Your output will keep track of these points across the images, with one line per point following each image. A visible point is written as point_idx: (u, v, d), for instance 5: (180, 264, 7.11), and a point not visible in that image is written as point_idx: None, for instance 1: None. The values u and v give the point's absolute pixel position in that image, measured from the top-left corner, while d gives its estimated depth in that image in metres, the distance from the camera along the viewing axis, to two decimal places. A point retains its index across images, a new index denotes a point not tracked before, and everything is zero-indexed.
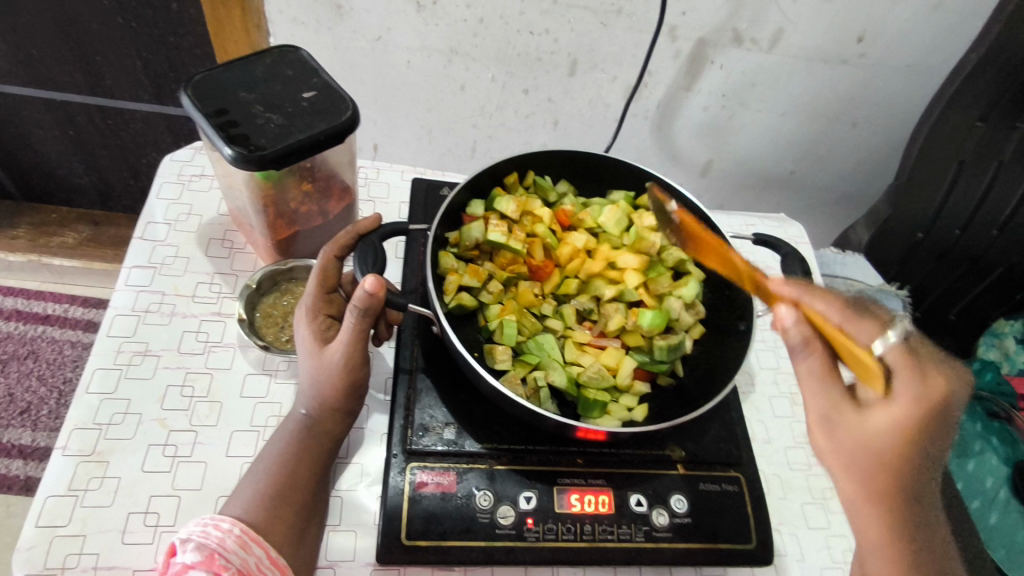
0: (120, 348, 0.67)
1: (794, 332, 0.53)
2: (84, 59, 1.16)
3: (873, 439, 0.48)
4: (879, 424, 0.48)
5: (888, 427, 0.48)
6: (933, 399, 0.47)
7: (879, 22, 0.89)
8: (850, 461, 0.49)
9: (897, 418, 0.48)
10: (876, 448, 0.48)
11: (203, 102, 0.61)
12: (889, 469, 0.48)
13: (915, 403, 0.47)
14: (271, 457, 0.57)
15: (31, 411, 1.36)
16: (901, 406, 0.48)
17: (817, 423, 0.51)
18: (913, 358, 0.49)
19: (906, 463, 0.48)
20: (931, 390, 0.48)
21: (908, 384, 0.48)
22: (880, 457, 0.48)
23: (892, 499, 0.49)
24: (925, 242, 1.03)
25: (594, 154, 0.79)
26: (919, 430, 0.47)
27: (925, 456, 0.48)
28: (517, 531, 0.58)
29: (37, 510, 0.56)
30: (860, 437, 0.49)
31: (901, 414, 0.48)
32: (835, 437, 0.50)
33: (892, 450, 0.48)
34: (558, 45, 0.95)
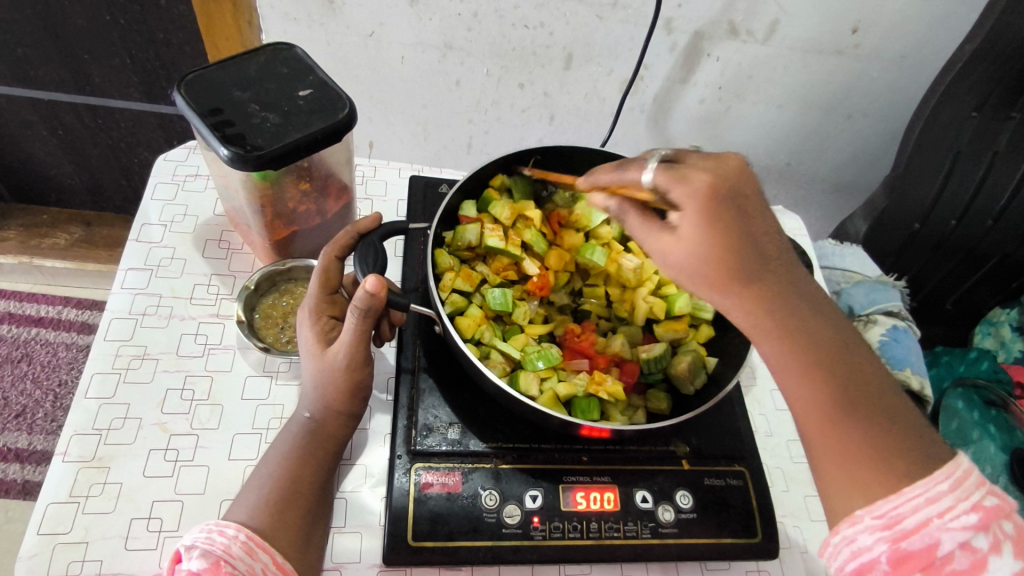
0: (118, 351, 0.66)
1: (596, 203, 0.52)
2: (71, 58, 1.15)
3: (689, 260, 0.46)
4: (678, 250, 0.46)
5: (693, 239, 0.45)
6: (705, 188, 0.44)
7: (874, 13, 0.89)
8: (698, 288, 0.47)
9: (694, 241, 0.45)
10: (702, 269, 0.46)
11: (197, 102, 0.60)
12: (721, 283, 0.46)
13: (700, 202, 0.44)
14: (275, 460, 0.57)
15: (27, 415, 1.34)
16: (689, 225, 0.45)
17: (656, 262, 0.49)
18: (672, 170, 0.45)
19: (726, 264, 0.45)
20: (698, 183, 0.44)
21: (691, 170, 0.45)
22: (709, 267, 0.45)
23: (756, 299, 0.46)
24: (922, 233, 1.03)
25: (587, 148, 0.77)
26: (716, 222, 0.44)
27: (734, 245, 0.45)
28: (524, 530, 0.58)
29: (38, 517, 0.56)
30: (677, 259, 0.47)
31: (692, 224, 0.45)
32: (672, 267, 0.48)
33: (706, 259, 0.45)
34: (554, 39, 0.94)
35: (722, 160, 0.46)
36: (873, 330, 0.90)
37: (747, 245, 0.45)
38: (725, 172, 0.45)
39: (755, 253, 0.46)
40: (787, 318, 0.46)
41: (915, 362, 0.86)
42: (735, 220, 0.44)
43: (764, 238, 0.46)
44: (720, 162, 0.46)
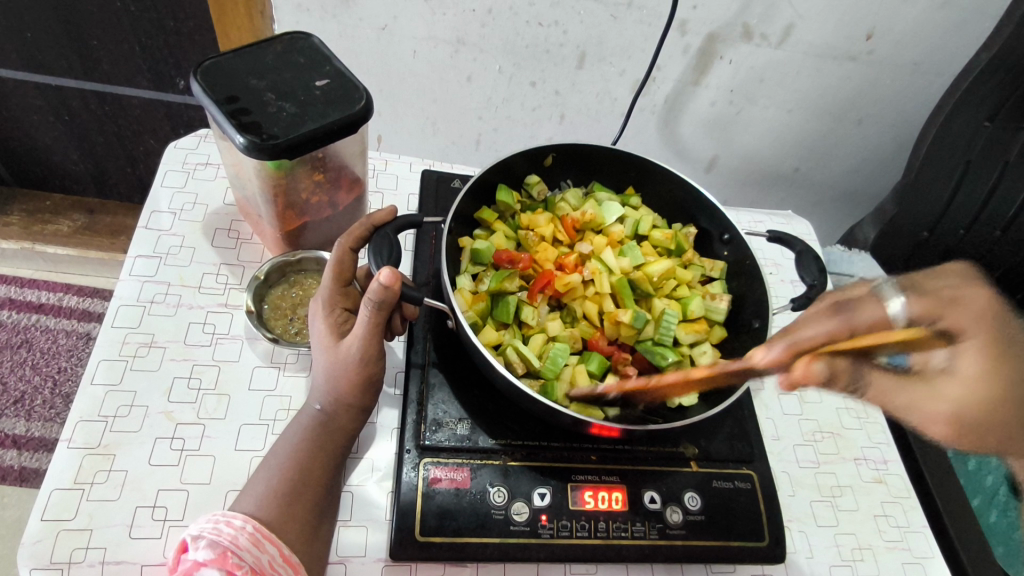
0: (126, 338, 0.66)
1: (827, 370, 0.41)
2: (80, 43, 1.14)
3: (977, 408, 0.39)
4: (956, 405, 0.39)
5: (979, 379, 0.39)
6: (982, 311, 0.40)
7: (889, 20, 0.89)
8: (979, 438, 0.40)
9: (981, 389, 0.39)
10: (981, 402, 0.39)
11: (214, 89, 0.59)
12: (1005, 426, 0.40)
13: (986, 328, 0.39)
14: (284, 452, 0.56)
15: (25, 401, 1.34)
16: (973, 364, 0.39)
17: (946, 431, 0.40)
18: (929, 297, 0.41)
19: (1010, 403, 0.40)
20: (974, 310, 0.40)
21: (959, 319, 0.40)
22: (997, 403, 0.39)
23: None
24: (931, 241, 1.03)
25: (602, 147, 0.78)
26: (1008, 361, 0.38)
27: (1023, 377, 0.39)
28: (532, 528, 0.58)
29: (42, 503, 0.55)
30: (958, 415, 0.40)
31: (984, 358, 0.39)
32: (962, 424, 0.40)
33: (997, 402, 0.39)
34: (568, 37, 0.94)
35: (966, 295, 0.41)
36: None
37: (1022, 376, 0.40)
38: (988, 299, 0.41)
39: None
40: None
41: None
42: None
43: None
44: (975, 279, 0.43)
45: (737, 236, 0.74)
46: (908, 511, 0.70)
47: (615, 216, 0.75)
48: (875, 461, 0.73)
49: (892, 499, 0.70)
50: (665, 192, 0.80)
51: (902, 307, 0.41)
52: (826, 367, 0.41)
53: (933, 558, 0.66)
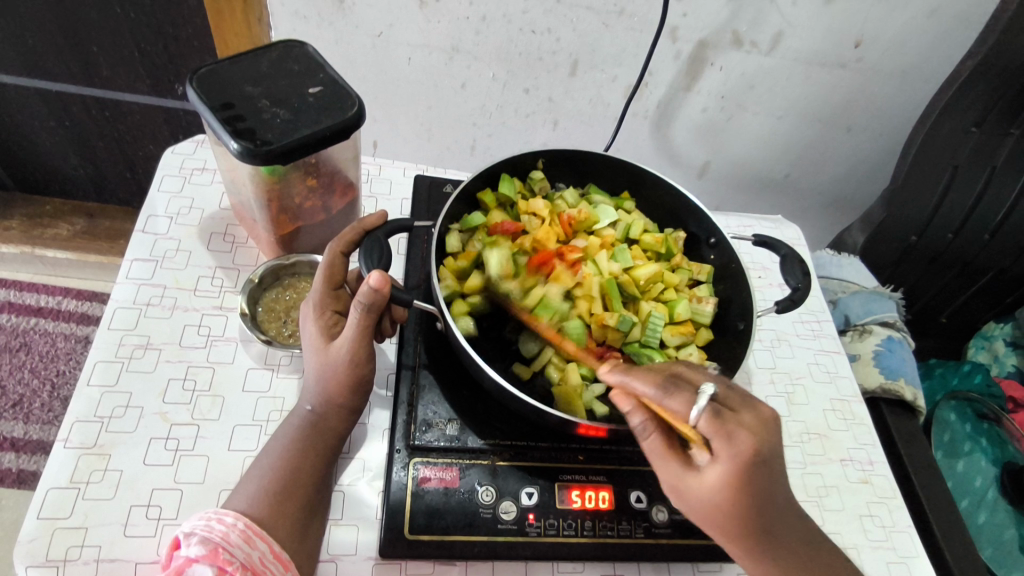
0: (122, 341, 0.67)
1: (635, 417, 0.50)
2: (81, 49, 1.16)
3: (709, 504, 0.49)
4: (697, 488, 0.49)
5: (713, 485, 0.48)
6: (747, 454, 0.46)
7: (876, 27, 0.90)
8: (713, 517, 0.50)
9: (715, 490, 0.48)
10: (713, 502, 0.49)
11: (209, 96, 0.61)
12: (726, 519, 0.49)
13: (737, 463, 0.46)
14: (276, 452, 0.57)
15: (23, 404, 1.35)
16: (715, 474, 0.48)
17: (673, 490, 0.52)
18: (723, 418, 0.46)
19: (738, 507, 0.48)
20: (743, 449, 0.46)
21: (722, 449, 0.46)
22: (727, 510, 0.48)
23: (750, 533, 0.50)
24: (920, 245, 1.04)
25: (593, 152, 0.79)
26: (740, 488, 0.47)
27: (755, 494, 0.48)
28: (519, 527, 0.59)
29: (38, 502, 0.56)
30: (683, 486, 0.50)
31: (726, 477, 0.47)
32: (687, 499, 0.51)
33: (723, 503, 0.48)
34: (560, 44, 0.96)
35: (744, 434, 0.46)
36: (869, 340, 0.91)
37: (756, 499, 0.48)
38: (762, 440, 0.47)
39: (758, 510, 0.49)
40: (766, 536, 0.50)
41: (909, 372, 0.86)
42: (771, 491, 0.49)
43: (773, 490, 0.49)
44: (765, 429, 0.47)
45: (723, 240, 0.75)
46: (892, 511, 0.71)
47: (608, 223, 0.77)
48: (861, 462, 0.74)
49: (877, 499, 0.71)
50: (653, 197, 0.81)
51: (700, 417, 0.46)
52: (637, 416, 0.50)
53: (917, 558, 0.67)
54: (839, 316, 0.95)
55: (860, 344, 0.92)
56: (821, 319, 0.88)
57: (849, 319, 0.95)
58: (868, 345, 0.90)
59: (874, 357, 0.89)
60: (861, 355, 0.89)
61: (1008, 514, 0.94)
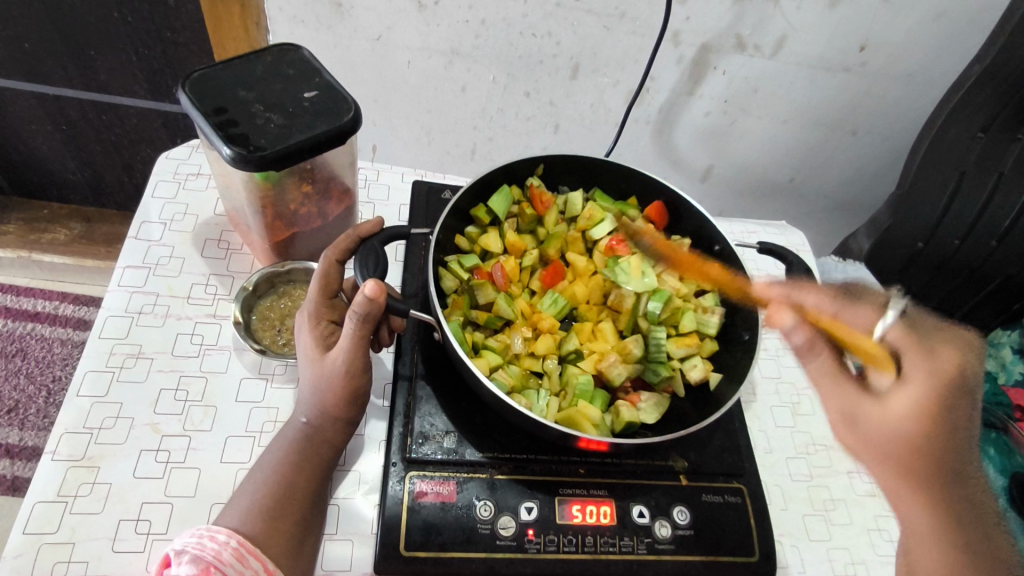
0: (113, 349, 0.66)
1: (799, 335, 0.71)
2: (78, 53, 1.14)
3: (896, 427, 0.55)
4: (885, 417, 0.56)
5: (897, 399, 0.57)
6: (947, 372, 0.57)
7: (881, 32, 0.89)
8: (897, 459, 0.55)
9: (905, 421, 0.54)
10: (886, 420, 0.56)
11: (201, 101, 0.59)
12: (914, 461, 0.53)
13: (929, 379, 0.56)
14: (269, 465, 0.56)
15: (18, 410, 1.33)
16: (899, 396, 0.57)
17: (854, 425, 0.60)
18: (913, 338, 0.62)
19: (932, 443, 0.53)
20: (942, 365, 0.57)
21: (919, 367, 0.58)
22: (910, 440, 0.54)
23: (933, 488, 0.53)
24: (926, 252, 1.02)
25: (591, 158, 0.78)
26: (930, 404, 0.55)
27: (951, 435, 0.53)
28: (518, 543, 0.57)
29: (24, 516, 0.55)
30: (862, 420, 0.59)
31: (917, 391, 0.56)
32: (868, 429, 0.58)
33: (915, 439, 0.53)
34: (561, 48, 0.94)
35: (945, 358, 0.59)
36: None
37: (948, 444, 0.53)
38: (964, 368, 0.58)
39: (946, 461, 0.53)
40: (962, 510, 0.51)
41: None
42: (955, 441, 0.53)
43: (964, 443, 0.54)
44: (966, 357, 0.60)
45: (726, 249, 0.73)
46: None
47: (604, 233, 0.75)
48: None
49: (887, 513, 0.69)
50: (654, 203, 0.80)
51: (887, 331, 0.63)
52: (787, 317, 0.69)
53: None
54: None
55: None
56: None
57: None
58: None
59: None
60: None
61: None
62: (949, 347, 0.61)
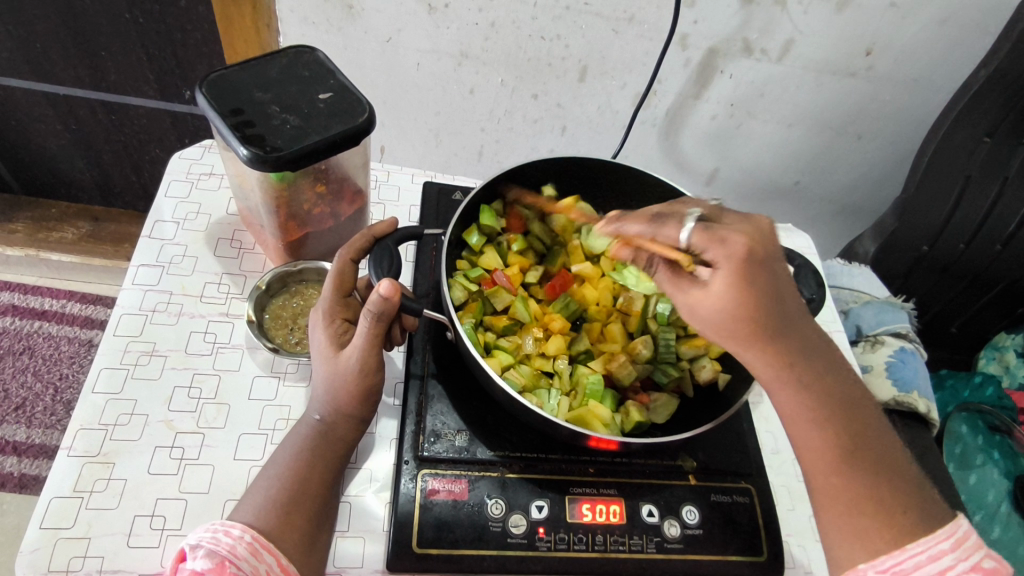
0: (127, 347, 0.66)
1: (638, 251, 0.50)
2: (89, 53, 1.15)
3: (721, 312, 0.49)
4: (710, 306, 0.49)
5: (713, 290, 0.49)
6: (742, 252, 0.47)
7: (887, 36, 0.90)
8: (732, 332, 0.50)
9: (727, 299, 0.48)
10: (710, 311, 0.50)
11: (218, 102, 0.60)
12: (746, 327, 0.49)
13: (733, 261, 0.47)
14: (282, 461, 0.57)
15: (26, 407, 1.34)
16: (719, 283, 0.48)
17: (690, 315, 0.52)
18: (713, 229, 0.48)
19: (754, 313, 0.49)
20: (738, 246, 0.47)
21: (718, 254, 0.48)
22: (736, 317, 0.49)
23: (770, 345, 0.50)
24: (930, 255, 1.03)
25: (602, 161, 0.78)
26: (742, 286, 0.48)
27: (767, 297, 0.48)
28: (529, 541, 0.58)
29: (41, 511, 0.55)
30: (702, 315, 0.51)
31: (726, 279, 0.48)
32: (699, 316, 0.51)
33: (733, 312, 0.49)
34: (569, 51, 0.95)
35: (734, 235, 0.48)
36: (882, 350, 0.89)
37: (772, 303, 0.49)
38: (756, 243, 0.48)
39: (776, 320, 0.50)
40: (796, 359, 0.51)
41: (922, 385, 0.86)
42: (771, 302, 0.49)
43: (786, 300, 0.50)
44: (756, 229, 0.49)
45: None
46: None
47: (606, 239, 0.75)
48: None
49: None
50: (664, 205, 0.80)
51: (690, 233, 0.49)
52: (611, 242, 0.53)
53: None
54: (850, 326, 0.93)
55: (873, 353, 0.89)
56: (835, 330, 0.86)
57: (861, 330, 0.93)
58: (881, 355, 0.88)
59: (887, 368, 0.87)
60: (875, 365, 0.87)
61: (1021, 528, 0.93)
62: (730, 215, 0.52)
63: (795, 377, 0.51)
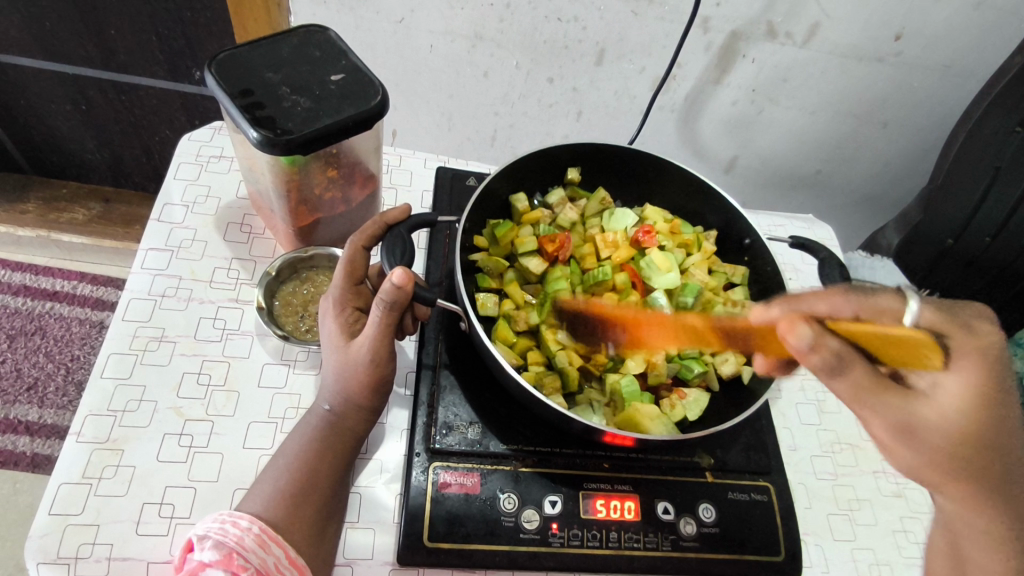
0: (136, 333, 0.65)
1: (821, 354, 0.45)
2: (98, 32, 1.14)
3: (951, 426, 0.46)
4: (945, 417, 0.46)
5: (953, 402, 0.46)
6: (985, 352, 0.47)
7: (918, 20, 0.86)
8: (948, 449, 0.46)
9: (958, 412, 0.46)
10: (956, 431, 0.46)
11: (227, 82, 0.58)
12: (972, 444, 0.46)
13: (978, 365, 0.46)
14: (292, 452, 0.56)
15: (38, 387, 1.34)
16: (953, 391, 0.46)
17: (900, 435, 0.47)
18: (940, 321, 0.49)
19: (984, 428, 0.46)
20: (975, 345, 0.48)
21: (965, 344, 0.48)
22: (959, 433, 0.46)
23: (965, 454, 0.46)
24: (955, 249, 1.00)
25: (621, 148, 0.76)
26: (986, 396, 0.46)
27: (1006, 410, 0.46)
28: (542, 536, 0.57)
29: (50, 497, 0.54)
30: (921, 424, 0.46)
31: (964, 383, 0.46)
32: (917, 434, 0.46)
33: (971, 426, 0.46)
34: (587, 33, 0.92)
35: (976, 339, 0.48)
36: None
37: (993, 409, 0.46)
38: (993, 347, 0.48)
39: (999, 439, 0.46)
40: (1005, 479, 0.47)
41: None
42: (993, 415, 0.46)
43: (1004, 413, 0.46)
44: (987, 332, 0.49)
45: (758, 241, 0.72)
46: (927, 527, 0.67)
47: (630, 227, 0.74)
48: (895, 475, 0.71)
49: (912, 514, 0.68)
50: (686, 193, 0.78)
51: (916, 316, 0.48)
52: (818, 355, 0.45)
53: None
54: None
55: None
56: None
57: None
58: None
59: None
60: None
61: None
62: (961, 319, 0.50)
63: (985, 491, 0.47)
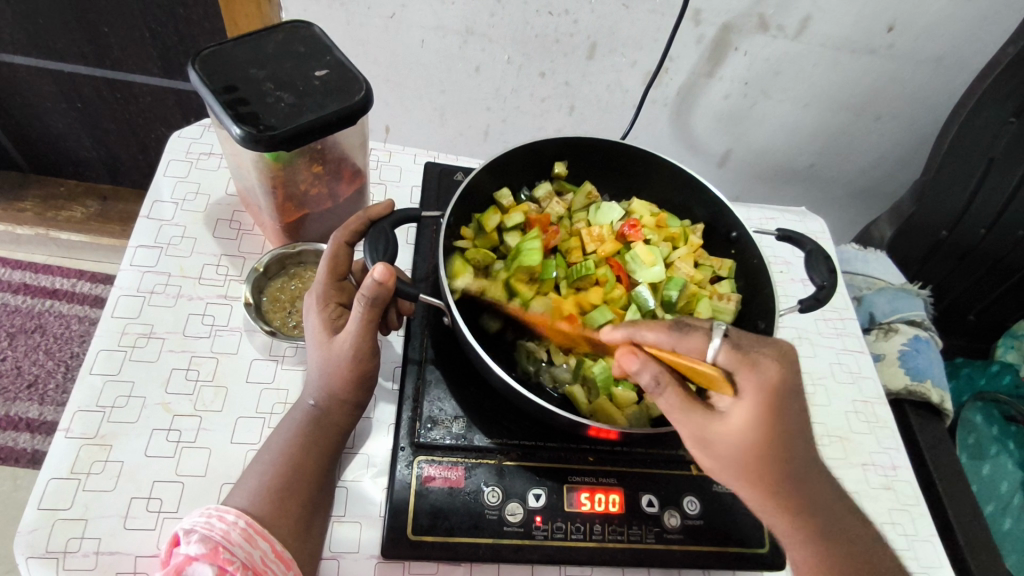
0: (124, 330, 0.66)
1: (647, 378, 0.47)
2: (91, 30, 1.14)
3: (738, 446, 0.48)
4: (732, 441, 0.47)
5: (738, 427, 0.47)
6: (774, 381, 0.45)
7: (911, 12, 0.86)
8: (746, 465, 0.48)
9: (748, 436, 0.47)
10: (741, 447, 0.47)
11: (211, 79, 0.58)
12: (759, 463, 0.48)
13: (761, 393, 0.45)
14: (277, 447, 0.56)
15: (38, 385, 1.35)
16: (740, 416, 0.47)
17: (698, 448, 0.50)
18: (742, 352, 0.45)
19: (772, 445, 0.47)
20: (770, 373, 0.45)
21: (750, 383, 0.45)
22: (755, 452, 0.47)
23: (754, 467, 0.48)
24: (948, 241, 1.00)
25: (609, 141, 0.75)
26: (771, 415, 0.46)
27: (793, 426, 0.47)
28: (526, 529, 0.57)
29: (39, 492, 0.55)
30: (712, 443, 0.49)
31: (750, 410, 0.46)
32: (714, 450, 0.49)
33: (758, 444, 0.47)
34: (578, 27, 0.92)
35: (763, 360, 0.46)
36: (895, 338, 0.88)
37: (784, 429, 0.46)
38: (785, 367, 0.46)
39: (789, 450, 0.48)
40: (796, 479, 0.49)
41: (936, 374, 0.82)
42: (783, 437, 0.47)
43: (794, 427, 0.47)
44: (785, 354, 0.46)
45: (745, 235, 0.72)
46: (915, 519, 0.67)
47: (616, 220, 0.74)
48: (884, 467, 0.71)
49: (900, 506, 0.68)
50: (674, 187, 0.77)
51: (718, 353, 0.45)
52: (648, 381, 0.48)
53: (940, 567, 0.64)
54: (863, 314, 0.91)
55: (886, 341, 0.88)
56: (845, 317, 0.84)
57: (874, 317, 0.90)
58: (894, 344, 0.87)
59: (900, 358, 0.85)
60: (887, 354, 0.86)
61: None
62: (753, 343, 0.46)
63: (789, 492, 0.49)
